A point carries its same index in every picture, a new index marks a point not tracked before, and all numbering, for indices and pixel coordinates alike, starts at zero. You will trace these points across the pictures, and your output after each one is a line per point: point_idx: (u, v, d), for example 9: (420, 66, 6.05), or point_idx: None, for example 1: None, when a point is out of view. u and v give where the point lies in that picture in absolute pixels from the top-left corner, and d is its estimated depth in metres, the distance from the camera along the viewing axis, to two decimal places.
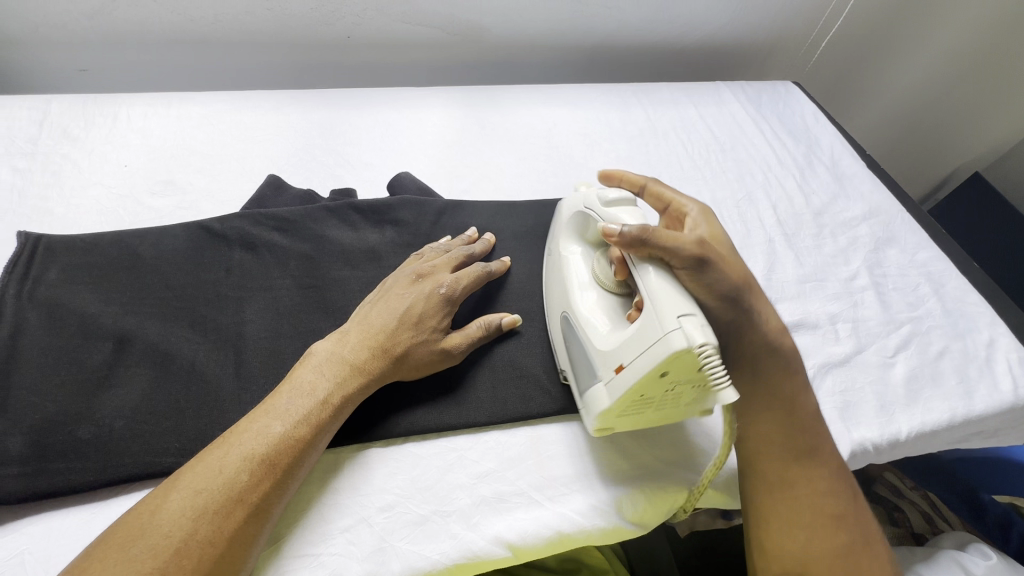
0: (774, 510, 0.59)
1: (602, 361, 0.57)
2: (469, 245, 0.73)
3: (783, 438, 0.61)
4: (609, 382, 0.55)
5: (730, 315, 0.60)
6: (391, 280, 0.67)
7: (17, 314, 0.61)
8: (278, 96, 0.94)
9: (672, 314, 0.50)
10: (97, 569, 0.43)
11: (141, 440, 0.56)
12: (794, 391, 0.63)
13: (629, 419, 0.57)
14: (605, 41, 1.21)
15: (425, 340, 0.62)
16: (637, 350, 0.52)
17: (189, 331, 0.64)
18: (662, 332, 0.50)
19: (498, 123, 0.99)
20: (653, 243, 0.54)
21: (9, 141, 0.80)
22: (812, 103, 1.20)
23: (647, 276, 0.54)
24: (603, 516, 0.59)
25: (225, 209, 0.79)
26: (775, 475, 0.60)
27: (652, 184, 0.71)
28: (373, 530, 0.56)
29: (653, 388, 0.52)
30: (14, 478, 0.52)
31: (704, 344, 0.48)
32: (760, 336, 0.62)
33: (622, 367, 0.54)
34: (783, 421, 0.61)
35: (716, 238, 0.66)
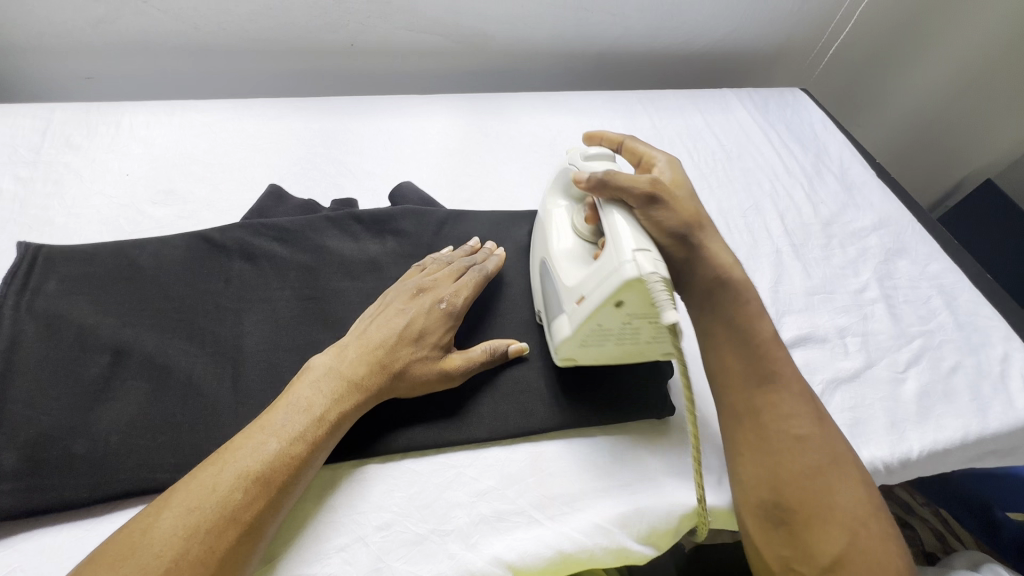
0: (743, 444, 0.58)
1: (566, 294, 0.60)
2: (471, 256, 0.71)
3: (746, 370, 0.60)
4: (570, 313, 0.58)
5: (681, 253, 0.62)
6: (392, 293, 0.66)
7: (15, 326, 0.60)
8: (281, 104, 0.94)
9: (628, 247, 0.53)
10: None
11: (136, 455, 0.55)
12: (746, 316, 0.63)
13: (589, 349, 0.61)
14: (611, 48, 1.20)
15: (425, 357, 0.61)
16: (594, 282, 0.55)
17: (187, 343, 0.63)
18: (617, 263, 0.53)
19: (502, 131, 0.99)
20: (610, 187, 0.59)
21: (12, 150, 0.80)
22: (820, 111, 1.18)
23: (607, 214, 0.58)
24: (608, 536, 0.58)
25: (226, 219, 0.78)
26: (742, 404, 0.60)
27: (629, 140, 0.71)
28: (370, 549, 0.55)
29: (610, 318, 0.56)
30: (8, 493, 0.51)
31: (654, 275, 0.51)
32: (717, 274, 0.63)
33: (582, 299, 0.57)
34: (742, 349, 0.61)
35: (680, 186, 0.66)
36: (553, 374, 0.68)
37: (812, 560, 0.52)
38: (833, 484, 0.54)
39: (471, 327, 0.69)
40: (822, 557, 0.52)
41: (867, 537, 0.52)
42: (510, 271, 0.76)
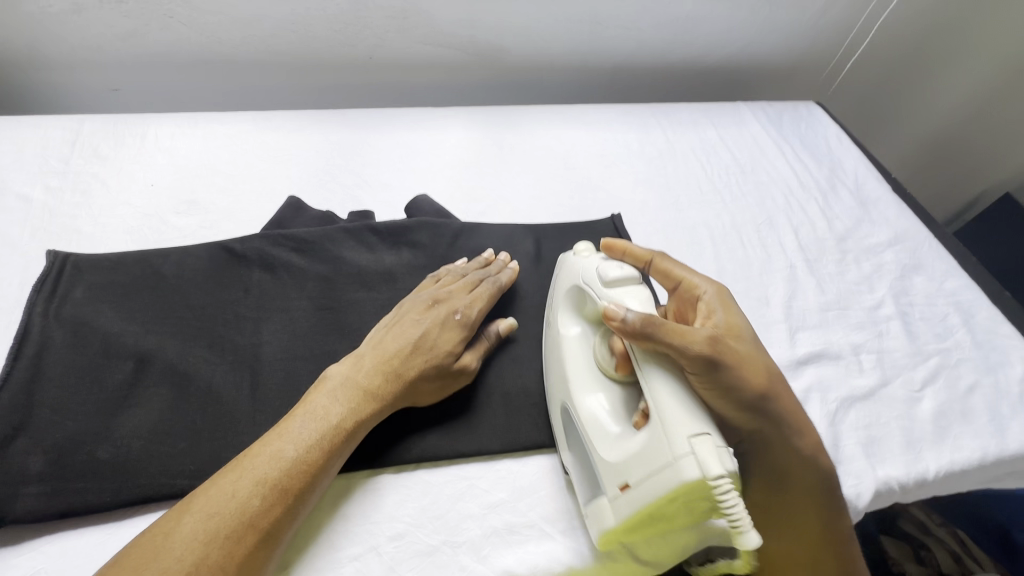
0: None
1: (606, 475, 0.54)
2: (485, 268, 0.73)
3: (798, 543, 0.60)
4: (613, 499, 0.53)
5: (750, 424, 0.57)
6: (408, 304, 0.67)
7: (43, 332, 0.62)
8: (301, 116, 0.96)
9: (682, 436, 0.48)
10: None
11: (157, 461, 0.57)
12: (823, 506, 0.60)
13: (635, 534, 0.54)
14: (625, 62, 1.21)
15: (439, 365, 0.62)
16: (644, 472, 0.50)
17: (207, 351, 0.65)
18: (671, 457, 0.48)
19: (516, 144, 1.00)
20: (656, 340, 0.52)
21: (43, 160, 0.83)
22: (835, 125, 1.18)
23: (651, 373, 0.52)
24: (616, 555, 0.58)
25: (246, 229, 0.80)
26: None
27: (659, 259, 0.65)
28: (382, 559, 0.56)
29: (663, 510, 0.50)
30: (34, 496, 0.53)
31: (720, 475, 0.46)
32: (789, 452, 0.59)
33: (627, 486, 0.51)
34: (807, 535, 0.60)
35: (737, 328, 0.60)
36: None
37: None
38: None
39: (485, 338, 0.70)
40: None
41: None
42: (524, 283, 0.77)
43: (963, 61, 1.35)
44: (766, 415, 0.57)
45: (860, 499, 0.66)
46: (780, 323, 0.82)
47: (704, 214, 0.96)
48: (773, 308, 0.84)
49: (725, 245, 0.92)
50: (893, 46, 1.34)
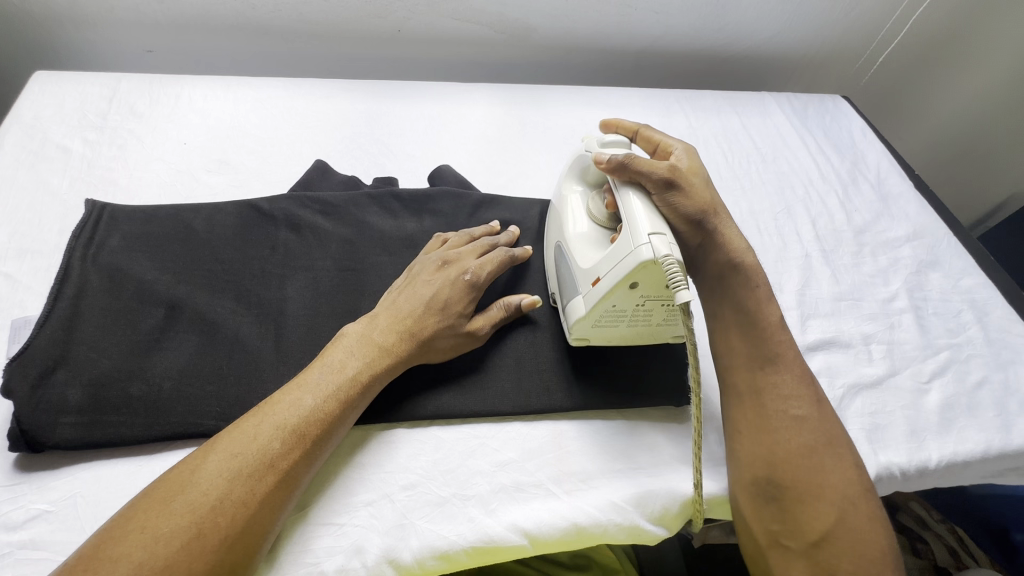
0: (743, 422, 0.60)
1: (582, 277, 0.62)
2: (493, 233, 0.74)
3: (749, 348, 0.63)
4: (585, 294, 0.61)
5: (695, 236, 0.64)
6: (418, 266, 0.69)
7: (81, 276, 0.65)
8: (329, 85, 0.98)
9: (643, 230, 0.55)
10: (140, 524, 0.45)
11: (185, 402, 0.60)
12: (757, 301, 0.65)
13: (603, 329, 0.63)
14: (651, 46, 1.20)
15: (451, 325, 0.64)
16: (610, 263, 0.57)
17: (235, 303, 0.67)
18: (633, 246, 0.55)
19: (539, 122, 1.01)
20: (629, 169, 0.61)
21: (82, 114, 0.86)
22: (860, 118, 1.17)
23: (624, 196, 0.60)
24: (619, 514, 0.60)
25: (274, 190, 0.83)
26: (743, 383, 0.62)
27: (644, 128, 0.72)
28: (395, 506, 0.58)
29: (622, 299, 0.58)
30: (72, 425, 0.56)
31: (668, 258, 0.53)
32: (727, 258, 0.65)
33: (597, 281, 0.59)
34: (747, 328, 0.63)
35: (693, 166, 0.66)
36: (577, 359, 0.69)
37: (801, 534, 0.54)
38: (825, 465, 0.57)
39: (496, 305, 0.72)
40: (811, 533, 0.54)
41: (855, 515, 0.55)
42: (541, 255, 0.78)
43: (982, 62, 1.33)
44: (706, 230, 0.64)
45: None
46: (791, 309, 0.83)
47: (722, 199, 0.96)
48: (786, 293, 0.85)
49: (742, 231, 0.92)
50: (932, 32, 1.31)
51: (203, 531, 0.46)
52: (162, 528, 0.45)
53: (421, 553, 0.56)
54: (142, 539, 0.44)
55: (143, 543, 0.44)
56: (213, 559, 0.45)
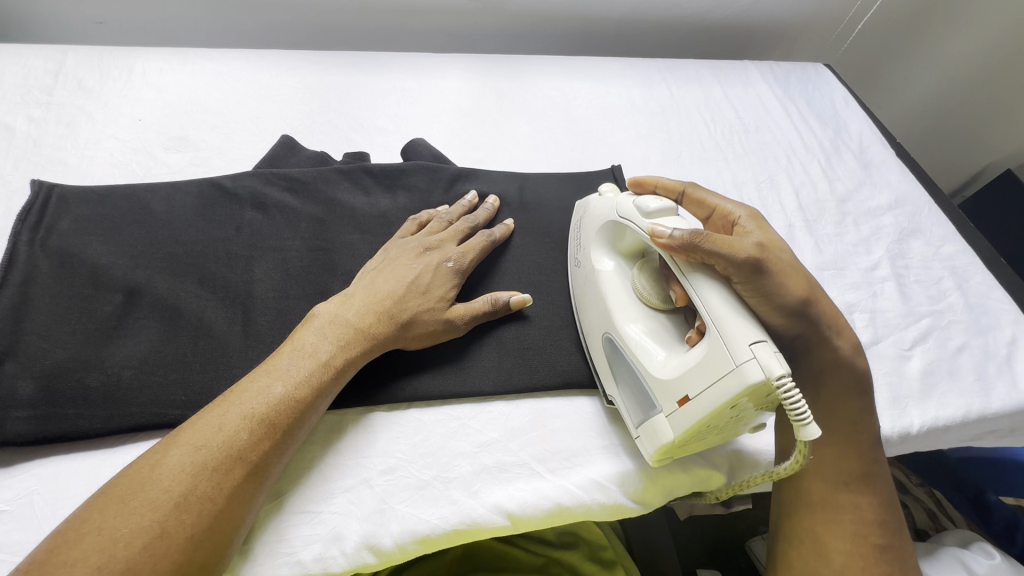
0: (811, 532, 0.57)
1: (661, 391, 0.53)
2: (473, 215, 0.72)
3: (838, 460, 0.59)
4: (672, 414, 0.52)
5: (791, 327, 0.57)
6: (397, 250, 0.66)
7: (29, 262, 0.61)
8: (294, 56, 0.92)
9: (742, 343, 0.47)
10: (98, 521, 0.42)
11: (148, 391, 0.56)
12: (858, 413, 0.60)
13: (688, 446, 0.55)
14: (631, 14, 1.17)
15: (432, 311, 0.62)
16: (704, 382, 0.49)
17: (198, 287, 0.64)
18: (733, 364, 0.47)
19: (517, 94, 0.97)
20: (702, 250, 0.51)
21: (25, 90, 0.80)
22: (842, 87, 1.15)
23: (703, 288, 0.52)
24: (604, 492, 0.59)
25: (238, 168, 0.78)
26: (818, 493, 0.59)
27: (691, 189, 0.64)
28: (374, 491, 0.56)
29: (719, 418, 0.50)
30: (24, 420, 0.53)
31: (782, 375, 0.46)
32: (831, 357, 0.60)
33: (686, 399, 0.51)
34: (839, 436, 0.59)
35: (778, 240, 0.58)
36: (559, 336, 0.68)
37: None
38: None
39: (474, 282, 0.69)
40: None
41: None
42: (521, 230, 0.75)
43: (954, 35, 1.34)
44: (802, 321, 0.57)
45: None
46: None
47: (706, 170, 0.94)
48: None
49: None
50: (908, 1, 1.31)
51: (167, 527, 0.43)
52: (121, 527, 0.42)
53: (403, 538, 0.54)
54: (98, 541, 0.41)
55: (100, 544, 0.41)
56: (180, 556, 0.43)
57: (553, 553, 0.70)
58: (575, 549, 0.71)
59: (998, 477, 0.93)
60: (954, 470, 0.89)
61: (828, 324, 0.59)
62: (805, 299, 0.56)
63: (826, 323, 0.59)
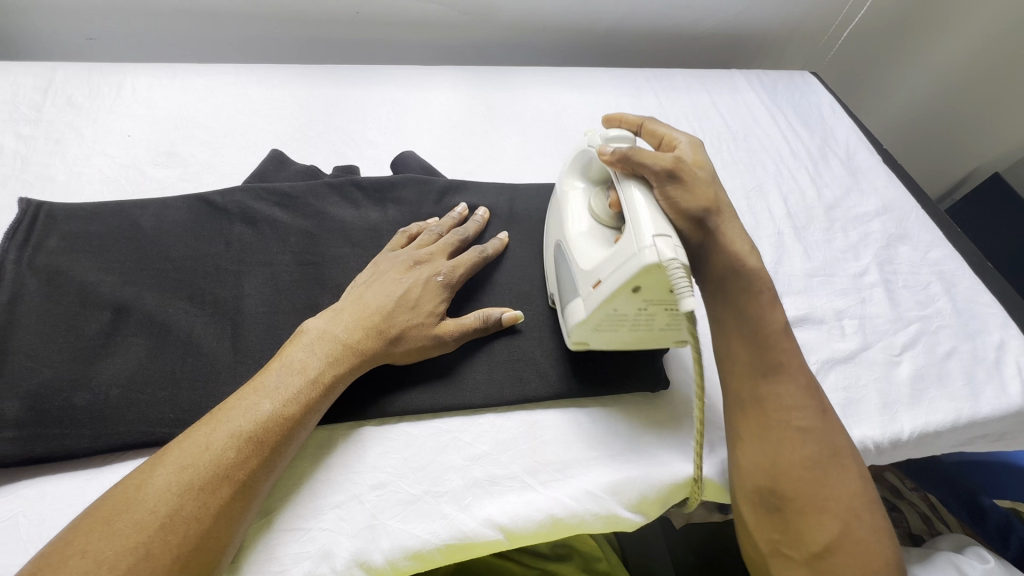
0: (746, 430, 0.58)
1: (583, 278, 0.58)
2: (463, 228, 0.72)
3: (753, 357, 0.59)
4: (586, 296, 0.57)
5: (695, 233, 0.61)
6: (387, 264, 0.66)
7: (16, 280, 0.61)
8: (284, 70, 0.93)
9: (647, 232, 0.51)
10: (83, 544, 0.42)
11: (135, 409, 0.56)
12: (761, 307, 0.61)
13: (605, 335, 0.60)
14: (619, 25, 1.18)
15: (421, 325, 0.62)
16: (612, 266, 0.54)
17: (187, 303, 0.63)
18: (635, 249, 0.51)
19: (507, 105, 0.98)
20: (631, 160, 0.58)
21: (14, 107, 0.80)
22: (829, 94, 1.17)
23: (627, 190, 0.57)
24: (596, 504, 0.59)
25: (228, 182, 0.78)
26: (745, 393, 0.59)
27: (648, 121, 0.68)
28: (365, 507, 0.56)
29: (628, 304, 0.54)
30: (9, 441, 0.52)
31: (674, 260, 0.49)
32: (727, 260, 0.61)
33: (598, 283, 0.55)
34: (748, 333, 0.60)
35: (702, 162, 0.62)
36: (550, 346, 0.68)
37: (802, 544, 0.52)
38: (829, 476, 0.55)
39: (465, 293, 0.69)
40: (813, 544, 0.52)
41: (861, 525, 0.53)
42: (511, 242, 0.75)
43: (936, 43, 1.36)
44: (704, 228, 0.61)
45: None
46: None
47: None
48: None
49: None
50: (893, 11, 1.33)
51: (153, 550, 0.43)
52: (105, 551, 0.42)
53: (394, 554, 0.54)
54: (83, 564, 0.41)
55: (85, 567, 0.41)
56: None
57: (547, 566, 0.70)
58: (569, 561, 0.71)
59: (991, 482, 0.93)
60: (946, 475, 0.90)
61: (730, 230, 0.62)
62: (706, 206, 0.60)
63: (726, 230, 0.62)
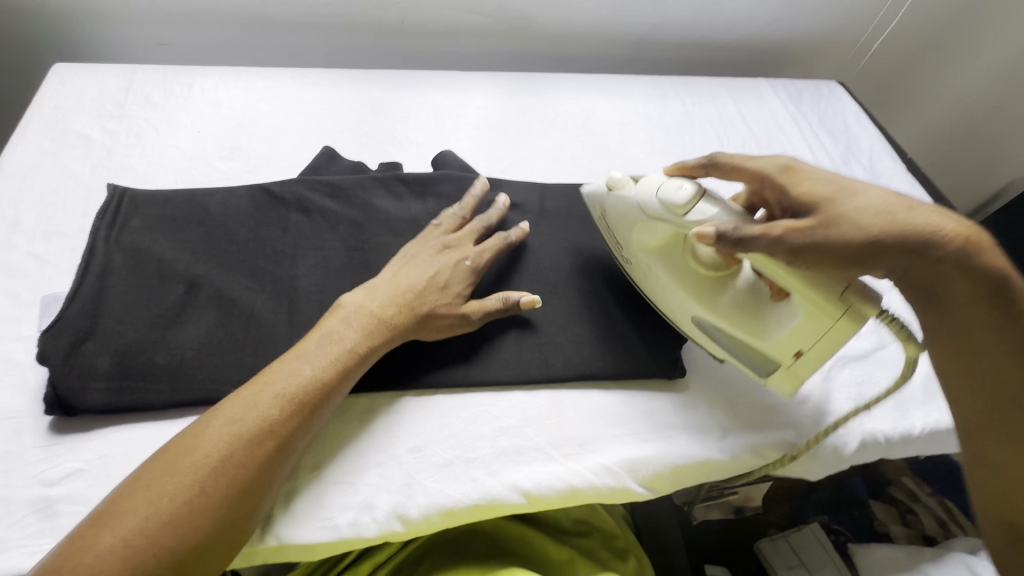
0: (988, 463, 0.58)
1: (773, 350, 0.64)
2: (486, 214, 0.77)
3: (991, 389, 0.57)
4: (789, 365, 0.64)
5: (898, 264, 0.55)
6: (418, 248, 0.72)
7: (106, 255, 0.69)
8: (335, 74, 1.01)
9: (834, 301, 0.56)
10: (148, 481, 0.50)
11: (206, 370, 0.64)
12: (1009, 321, 0.56)
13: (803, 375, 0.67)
14: (648, 34, 1.23)
15: (450, 306, 0.68)
16: (809, 337, 0.60)
17: (250, 280, 0.71)
18: (834, 318, 0.57)
19: (539, 108, 1.04)
20: (745, 246, 0.57)
21: (100, 104, 0.90)
22: (855, 103, 1.19)
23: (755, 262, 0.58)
24: (613, 477, 0.64)
25: (284, 175, 0.86)
26: (983, 425, 0.58)
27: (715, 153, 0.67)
28: (403, 467, 0.62)
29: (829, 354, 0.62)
30: (101, 391, 0.61)
31: (880, 312, 0.55)
32: (966, 272, 0.55)
33: (800, 352, 0.62)
34: (989, 358, 0.56)
35: (809, 197, 0.59)
36: (575, 332, 0.73)
37: None
38: None
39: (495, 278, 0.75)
40: None
41: None
42: (541, 235, 0.81)
43: (972, 55, 1.37)
44: (881, 259, 0.55)
45: (844, 448, 0.70)
46: None
47: None
48: None
49: None
50: (929, 23, 1.36)
51: (207, 489, 0.50)
52: (167, 487, 0.49)
53: (428, 510, 0.60)
54: (149, 496, 0.49)
55: (150, 499, 0.48)
56: (218, 513, 0.50)
57: (572, 540, 0.74)
58: (590, 536, 0.75)
59: None
60: None
61: (926, 238, 0.55)
62: (878, 241, 0.54)
63: (922, 239, 0.55)
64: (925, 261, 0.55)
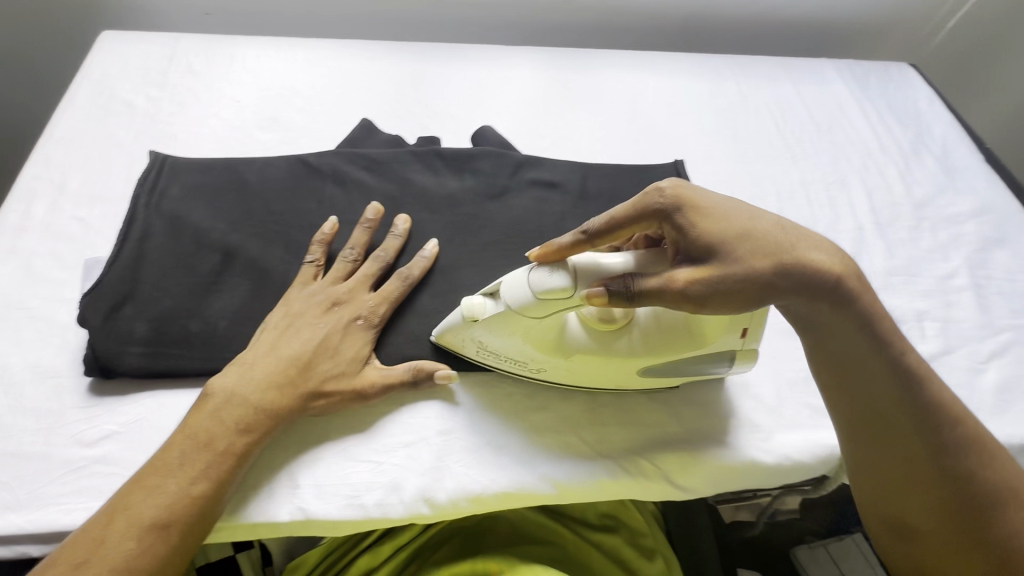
0: (876, 506, 0.55)
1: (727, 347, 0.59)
2: (382, 248, 0.69)
3: (872, 433, 0.53)
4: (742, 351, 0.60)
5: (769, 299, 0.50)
6: (301, 306, 0.63)
7: (146, 221, 0.70)
8: (375, 46, 0.99)
9: None
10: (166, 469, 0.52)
11: (240, 340, 0.63)
12: (878, 360, 0.51)
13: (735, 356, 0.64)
14: (702, 9, 1.16)
15: (345, 373, 0.60)
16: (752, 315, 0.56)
17: (284, 252, 0.70)
18: None
19: (584, 85, 0.99)
20: (642, 298, 0.50)
21: (145, 72, 0.90)
22: (928, 88, 1.10)
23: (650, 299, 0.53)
24: (647, 473, 0.61)
25: (322, 147, 0.85)
26: (868, 467, 0.54)
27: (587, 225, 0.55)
28: (432, 449, 0.61)
29: None
30: (138, 355, 0.61)
31: None
32: (835, 308, 0.50)
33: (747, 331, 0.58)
34: (866, 401, 0.53)
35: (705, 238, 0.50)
36: None
37: None
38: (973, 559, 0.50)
39: (487, 267, 0.71)
40: None
41: None
42: (582, 217, 0.77)
43: None
44: (771, 298, 0.50)
45: None
46: None
47: (771, 167, 0.93)
48: None
49: (791, 201, 0.89)
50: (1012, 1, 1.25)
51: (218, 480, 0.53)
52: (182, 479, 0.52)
53: (456, 494, 0.58)
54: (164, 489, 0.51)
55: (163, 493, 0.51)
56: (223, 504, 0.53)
57: (594, 536, 0.71)
58: (616, 533, 0.72)
59: None
60: None
61: (819, 274, 0.50)
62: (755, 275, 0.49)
63: (812, 275, 0.50)
64: (796, 294, 0.50)
